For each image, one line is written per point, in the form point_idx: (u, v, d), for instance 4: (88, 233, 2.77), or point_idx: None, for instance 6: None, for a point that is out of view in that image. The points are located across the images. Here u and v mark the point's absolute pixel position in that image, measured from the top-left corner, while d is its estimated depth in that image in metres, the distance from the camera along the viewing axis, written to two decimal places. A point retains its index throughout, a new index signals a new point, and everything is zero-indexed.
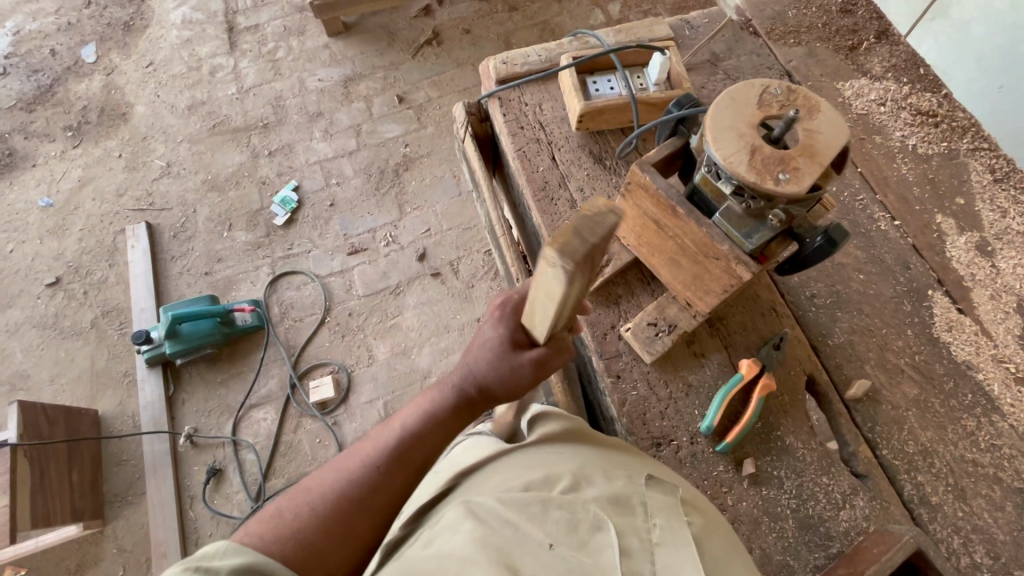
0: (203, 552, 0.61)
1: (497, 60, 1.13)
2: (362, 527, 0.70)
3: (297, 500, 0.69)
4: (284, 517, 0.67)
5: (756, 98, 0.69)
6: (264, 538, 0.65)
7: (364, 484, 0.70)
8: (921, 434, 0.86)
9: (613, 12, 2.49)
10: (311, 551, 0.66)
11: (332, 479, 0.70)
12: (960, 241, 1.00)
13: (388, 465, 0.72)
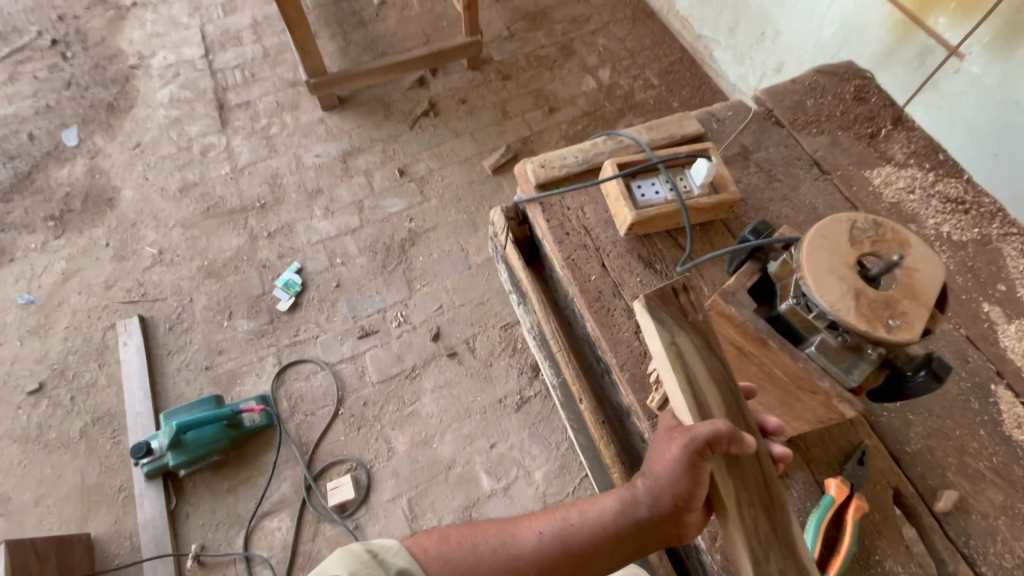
0: (383, 542, 0.68)
1: (534, 165, 1.12)
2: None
3: (464, 539, 0.70)
4: (450, 545, 0.69)
5: (846, 235, 0.68)
6: (428, 551, 0.68)
7: (524, 554, 0.69)
8: (1017, 545, 0.83)
9: (603, 78, 2.56)
10: None
11: (498, 533, 0.71)
12: (1011, 330, 1.01)
13: (548, 546, 0.70)
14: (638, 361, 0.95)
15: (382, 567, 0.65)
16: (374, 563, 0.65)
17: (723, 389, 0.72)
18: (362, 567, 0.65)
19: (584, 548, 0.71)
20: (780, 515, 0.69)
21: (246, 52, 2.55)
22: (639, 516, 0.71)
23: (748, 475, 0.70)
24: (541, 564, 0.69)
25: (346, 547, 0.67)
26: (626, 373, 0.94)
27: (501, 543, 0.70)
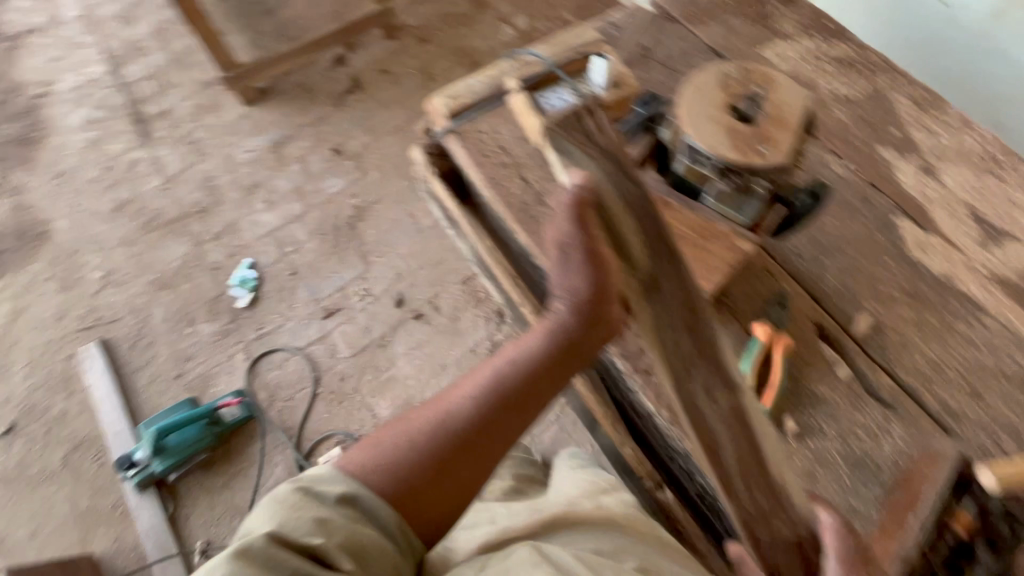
0: (317, 473, 0.74)
1: (443, 97, 1.14)
2: (459, 465, 0.78)
3: (403, 430, 0.80)
4: (385, 444, 0.78)
5: (718, 82, 0.73)
6: (364, 463, 0.76)
7: (457, 419, 0.81)
8: (928, 350, 0.92)
9: (520, 24, 2.55)
10: (406, 482, 0.75)
11: (429, 413, 0.81)
12: (906, 169, 1.08)
13: (478, 405, 0.82)
14: None
15: (318, 496, 0.71)
16: (312, 500, 0.70)
17: (636, 210, 0.75)
18: (298, 506, 0.70)
19: (510, 397, 0.84)
20: (706, 334, 0.74)
21: (154, 61, 2.47)
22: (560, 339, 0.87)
23: (670, 303, 0.74)
24: (478, 422, 0.81)
25: (276, 494, 0.72)
26: None
27: (434, 418, 0.80)
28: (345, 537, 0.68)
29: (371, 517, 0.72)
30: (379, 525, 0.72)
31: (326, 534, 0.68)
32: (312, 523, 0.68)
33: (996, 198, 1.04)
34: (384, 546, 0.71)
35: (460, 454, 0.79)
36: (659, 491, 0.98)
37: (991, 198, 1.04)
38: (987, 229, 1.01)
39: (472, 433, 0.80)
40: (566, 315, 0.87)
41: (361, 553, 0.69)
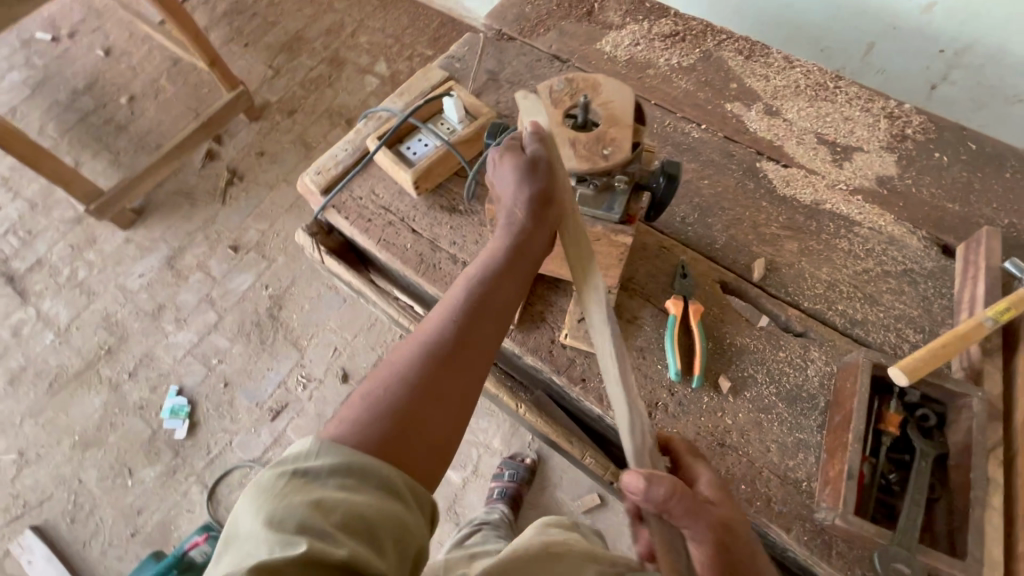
0: (298, 448, 0.56)
1: (310, 174, 1.12)
2: (446, 404, 0.65)
3: (374, 384, 0.65)
4: (368, 398, 0.63)
5: (547, 100, 0.77)
6: (348, 427, 0.61)
7: (430, 354, 0.67)
8: (821, 273, 0.99)
9: (382, 70, 2.56)
10: (403, 431, 0.61)
11: (397, 359, 0.68)
12: (753, 115, 1.16)
13: (452, 329, 0.69)
14: None
15: (308, 475, 0.54)
16: (302, 482, 0.54)
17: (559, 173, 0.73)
18: (286, 495, 0.53)
19: (484, 315, 0.71)
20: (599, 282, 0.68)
21: (10, 213, 2.29)
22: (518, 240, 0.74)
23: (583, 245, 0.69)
24: (452, 352, 0.68)
25: (252, 490, 0.54)
26: None
27: (404, 363, 0.67)
28: (349, 518, 0.52)
29: (376, 482, 0.56)
30: (385, 493, 0.56)
31: (323, 522, 0.50)
32: (307, 513, 0.51)
33: (834, 119, 1.14)
34: (399, 515, 0.55)
35: (443, 393, 0.65)
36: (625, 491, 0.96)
37: (830, 121, 1.14)
38: (835, 149, 1.11)
39: (450, 365, 0.67)
40: (513, 220, 0.75)
41: (376, 535, 0.52)
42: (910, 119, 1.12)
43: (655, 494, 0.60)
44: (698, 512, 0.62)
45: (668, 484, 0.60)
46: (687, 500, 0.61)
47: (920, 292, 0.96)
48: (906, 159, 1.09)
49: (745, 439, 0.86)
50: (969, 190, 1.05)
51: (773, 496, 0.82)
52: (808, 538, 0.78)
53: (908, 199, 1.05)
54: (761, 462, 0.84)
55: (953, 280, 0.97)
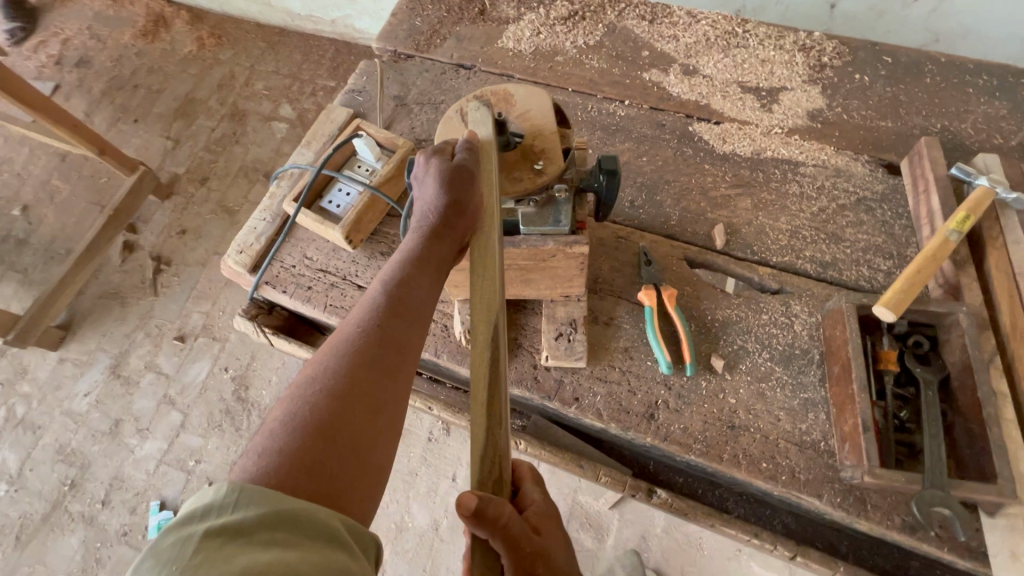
0: (206, 500, 0.47)
1: (232, 255, 1.02)
2: (369, 437, 0.56)
3: (288, 408, 0.56)
4: (281, 428, 0.54)
5: (479, 113, 0.68)
6: (258, 464, 0.52)
7: (347, 374, 0.59)
8: (781, 224, 0.97)
9: (286, 112, 2.42)
10: (323, 467, 0.52)
11: (308, 380, 0.59)
12: (673, 79, 1.13)
13: (368, 341, 0.61)
14: (446, 337, 0.94)
15: (223, 533, 0.45)
16: (220, 541, 0.45)
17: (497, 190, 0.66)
18: (199, 565, 0.43)
19: (403, 325, 0.63)
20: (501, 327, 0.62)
21: None
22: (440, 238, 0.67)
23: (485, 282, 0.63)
24: (372, 371, 0.59)
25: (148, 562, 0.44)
26: (444, 355, 0.92)
27: (319, 384, 0.58)
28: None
29: (310, 529, 0.47)
30: (321, 540, 0.47)
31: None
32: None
33: (753, 65, 1.12)
34: (340, 563, 0.47)
35: (364, 423, 0.57)
36: (656, 496, 0.87)
37: (749, 68, 1.11)
38: (761, 94, 1.09)
39: (372, 386, 0.59)
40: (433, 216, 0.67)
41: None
42: (823, 46, 1.11)
43: (484, 519, 0.53)
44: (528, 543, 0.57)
45: (501, 507, 0.55)
46: (516, 531, 0.56)
47: (879, 218, 0.95)
48: (831, 87, 1.07)
49: (754, 415, 0.82)
50: (897, 104, 1.04)
51: (796, 466, 0.79)
52: (841, 499, 0.76)
53: (843, 127, 1.04)
54: (775, 433, 0.81)
55: (906, 197, 0.96)
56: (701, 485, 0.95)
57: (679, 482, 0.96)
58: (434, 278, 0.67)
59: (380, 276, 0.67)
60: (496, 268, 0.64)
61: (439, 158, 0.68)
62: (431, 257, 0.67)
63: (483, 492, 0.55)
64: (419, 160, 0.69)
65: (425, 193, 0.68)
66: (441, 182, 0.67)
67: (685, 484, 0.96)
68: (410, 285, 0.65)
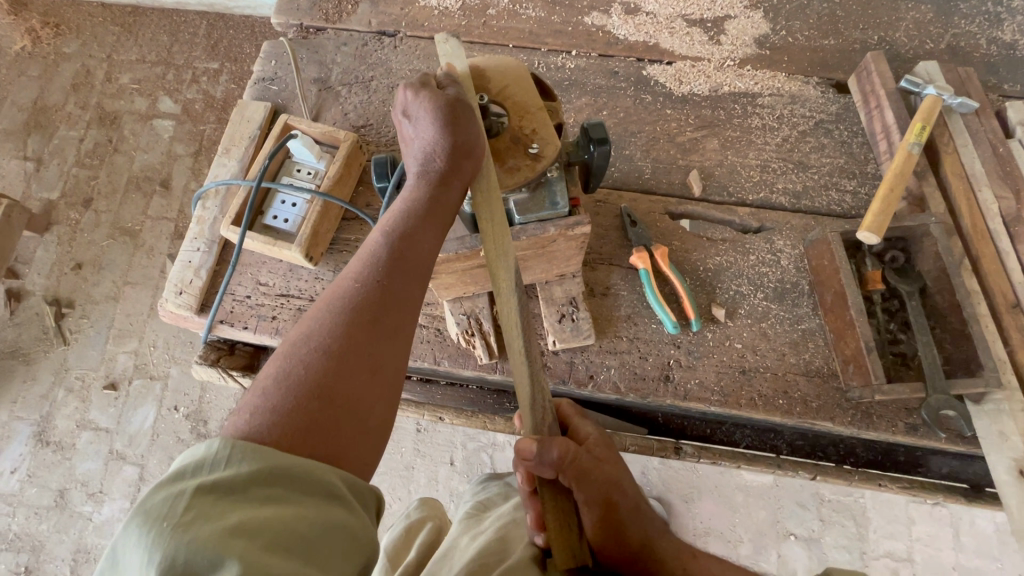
0: (197, 455, 0.43)
1: (170, 297, 0.88)
2: (371, 402, 0.51)
3: (282, 366, 0.51)
4: (279, 390, 0.49)
5: (450, 47, 0.64)
6: (252, 423, 0.47)
7: (343, 332, 0.52)
8: (750, 160, 0.96)
9: (167, 106, 2.09)
10: (322, 433, 0.47)
11: (303, 336, 0.53)
12: (617, 20, 1.06)
13: (362, 292, 0.55)
14: (441, 342, 0.87)
15: (213, 491, 0.41)
16: (214, 498, 0.41)
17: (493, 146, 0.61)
18: (190, 523, 0.39)
19: (398, 278, 0.56)
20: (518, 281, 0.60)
21: None
22: (436, 179, 0.58)
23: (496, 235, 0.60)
24: (367, 330, 0.53)
25: (136, 512, 0.40)
26: (444, 360, 0.86)
27: (314, 343, 0.52)
28: (277, 534, 0.41)
29: (310, 487, 0.44)
30: (320, 497, 0.44)
31: (247, 546, 0.39)
32: (223, 538, 0.39)
33: None
34: (341, 522, 0.44)
35: (364, 387, 0.51)
36: (684, 451, 0.89)
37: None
38: (706, 26, 1.05)
39: (370, 347, 0.53)
40: (429, 155, 0.58)
41: (313, 546, 0.42)
42: None
43: (548, 459, 0.58)
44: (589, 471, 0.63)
45: (561, 444, 0.59)
46: (580, 464, 0.62)
47: (838, 139, 0.97)
48: (772, 11, 1.06)
49: (761, 355, 0.84)
50: (836, 20, 1.05)
51: (807, 395, 0.82)
52: (851, 417, 0.81)
53: (790, 51, 1.03)
54: (783, 369, 0.84)
55: (859, 114, 0.98)
56: (708, 424, 0.98)
57: (691, 426, 0.98)
58: (432, 227, 0.59)
59: (379, 224, 0.59)
60: (502, 220, 0.60)
61: (430, 92, 0.60)
62: (436, 206, 0.58)
63: (539, 436, 0.59)
64: (410, 95, 0.60)
65: (423, 133, 0.59)
66: (434, 121, 0.58)
67: (693, 426, 0.98)
68: (407, 236, 0.57)
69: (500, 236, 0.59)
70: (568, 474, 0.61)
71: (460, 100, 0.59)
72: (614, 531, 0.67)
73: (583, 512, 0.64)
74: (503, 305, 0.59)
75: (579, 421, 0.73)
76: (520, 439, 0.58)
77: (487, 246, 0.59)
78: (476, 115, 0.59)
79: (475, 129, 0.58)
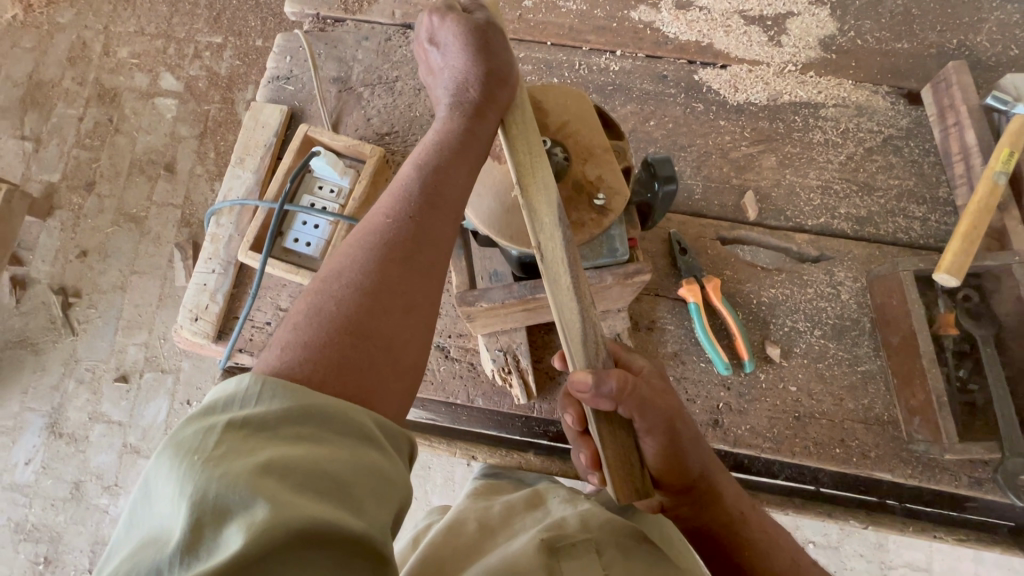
0: (229, 389, 0.39)
1: (186, 324, 0.83)
2: (405, 340, 0.47)
3: (314, 301, 0.47)
4: (310, 324, 0.45)
5: None
6: (283, 359, 0.43)
7: (376, 264, 0.48)
8: (810, 180, 0.88)
9: (169, 83, 1.97)
10: (354, 369, 0.43)
11: (336, 268, 0.49)
12: (667, 16, 0.96)
13: (396, 220, 0.50)
14: (475, 378, 0.82)
15: (245, 425, 0.37)
16: (245, 434, 0.37)
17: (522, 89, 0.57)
18: (221, 458, 0.35)
19: (433, 208, 0.51)
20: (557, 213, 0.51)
21: None
22: (469, 108, 0.54)
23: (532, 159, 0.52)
24: (403, 263, 0.48)
25: (167, 447, 0.36)
26: (478, 398, 0.81)
27: (348, 278, 0.48)
28: (309, 474, 0.35)
29: (343, 428, 0.39)
30: (352, 439, 0.39)
31: (279, 485, 0.34)
32: (252, 476, 0.34)
33: None
34: (375, 465, 0.39)
35: (396, 323, 0.46)
36: None
37: None
38: (766, 24, 0.95)
39: (402, 281, 0.48)
40: (463, 85, 0.56)
41: (350, 487, 0.36)
42: None
43: (606, 391, 0.49)
44: (653, 402, 0.52)
45: (620, 374, 0.49)
46: (644, 395, 0.51)
47: (908, 159, 0.88)
48: (840, 8, 0.95)
49: (817, 399, 0.79)
50: (910, 20, 0.94)
51: (866, 445, 0.77)
52: (911, 469, 0.76)
53: (859, 55, 0.93)
54: (840, 415, 0.78)
55: (932, 131, 0.89)
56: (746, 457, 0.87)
57: None
58: (466, 157, 0.54)
59: (412, 155, 0.55)
60: (539, 146, 0.52)
61: (459, 22, 0.57)
62: (471, 135, 0.54)
63: (594, 368, 0.49)
64: (441, 28, 0.58)
65: (452, 65, 0.57)
66: (463, 47, 0.57)
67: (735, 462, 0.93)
68: (442, 166, 0.52)
69: (536, 154, 0.51)
70: (629, 407, 0.51)
71: (492, 37, 0.57)
72: (678, 461, 0.58)
73: (645, 440, 0.55)
74: (546, 239, 0.50)
75: (627, 355, 0.61)
76: (574, 370, 0.50)
77: (521, 168, 0.51)
78: (507, 46, 0.58)
79: (505, 56, 0.57)
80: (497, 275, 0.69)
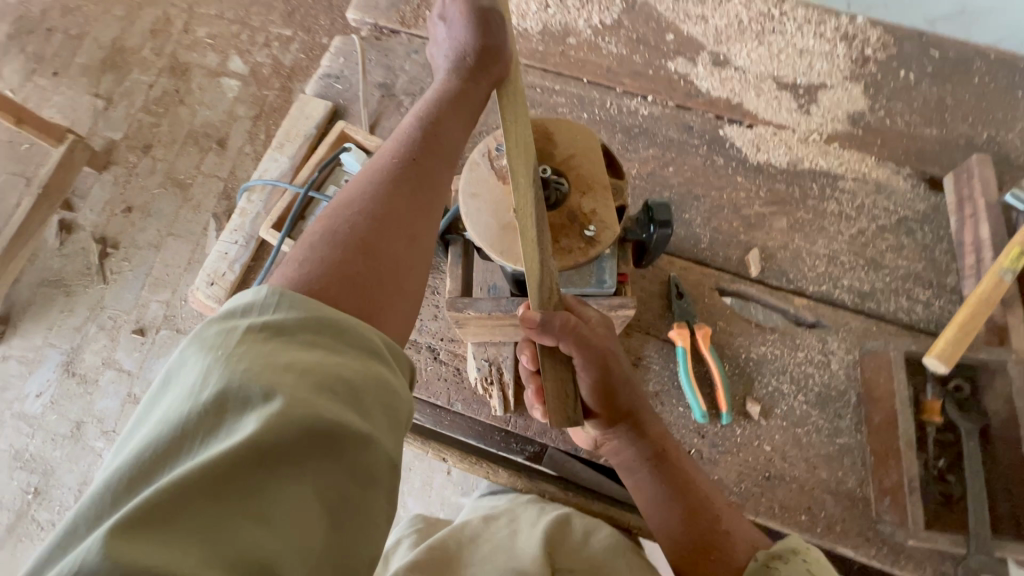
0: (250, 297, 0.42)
1: (202, 287, 0.88)
2: (410, 268, 0.51)
3: (328, 230, 0.51)
4: (322, 245, 0.49)
5: None
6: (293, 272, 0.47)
7: (393, 202, 0.53)
8: (818, 248, 0.89)
9: (236, 65, 2.10)
10: (358, 282, 0.47)
11: (357, 204, 0.53)
12: (702, 71, 1.00)
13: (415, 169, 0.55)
14: (459, 383, 0.85)
15: (267, 329, 0.40)
16: (267, 337, 0.40)
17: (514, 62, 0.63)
18: (243, 355, 0.38)
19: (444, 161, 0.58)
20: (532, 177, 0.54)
21: None
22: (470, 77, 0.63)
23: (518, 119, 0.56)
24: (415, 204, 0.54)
25: (192, 347, 0.39)
26: (458, 403, 0.84)
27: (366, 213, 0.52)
28: (322, 377, 0.39)
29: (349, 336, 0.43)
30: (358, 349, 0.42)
31: (296, 383, 0.38)
32: (273, 373, 0.37)
33: (790, 56, 1.00)
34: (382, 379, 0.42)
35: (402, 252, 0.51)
36: None
37: (785, 60, 1.00)
38: (798, 92, 0.98)
39: (410, 219, 0.53)
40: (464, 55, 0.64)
41: (360, 396, 0.40)
42: (867, 36, 1.01)
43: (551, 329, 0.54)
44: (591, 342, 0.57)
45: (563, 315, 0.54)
46: (582, 333, 0.56)
47: (921, 242, 0.89)
48: (873, 87, 0.98)
49: (790, 464, 0.79)
50: (941, 108, 0.96)
51: (833, 517, 0.76)
52: (877, 551, 0.75)
53: (886, 134, 0.95)
54: (811, 483, 0.78)
55: (948, 218, 0.90)
56: None
57: None
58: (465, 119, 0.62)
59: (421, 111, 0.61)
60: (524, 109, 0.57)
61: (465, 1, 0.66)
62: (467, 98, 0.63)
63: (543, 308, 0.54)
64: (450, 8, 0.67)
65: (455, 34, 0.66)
66: (466, 20, 0.66)
67: None
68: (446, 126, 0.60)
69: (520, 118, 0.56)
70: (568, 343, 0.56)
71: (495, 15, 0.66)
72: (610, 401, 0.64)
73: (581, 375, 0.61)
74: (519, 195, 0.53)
75: (582, 306, 0.62)
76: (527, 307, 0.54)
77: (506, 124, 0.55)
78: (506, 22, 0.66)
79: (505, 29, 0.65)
80: (495, 289, 0.71)
